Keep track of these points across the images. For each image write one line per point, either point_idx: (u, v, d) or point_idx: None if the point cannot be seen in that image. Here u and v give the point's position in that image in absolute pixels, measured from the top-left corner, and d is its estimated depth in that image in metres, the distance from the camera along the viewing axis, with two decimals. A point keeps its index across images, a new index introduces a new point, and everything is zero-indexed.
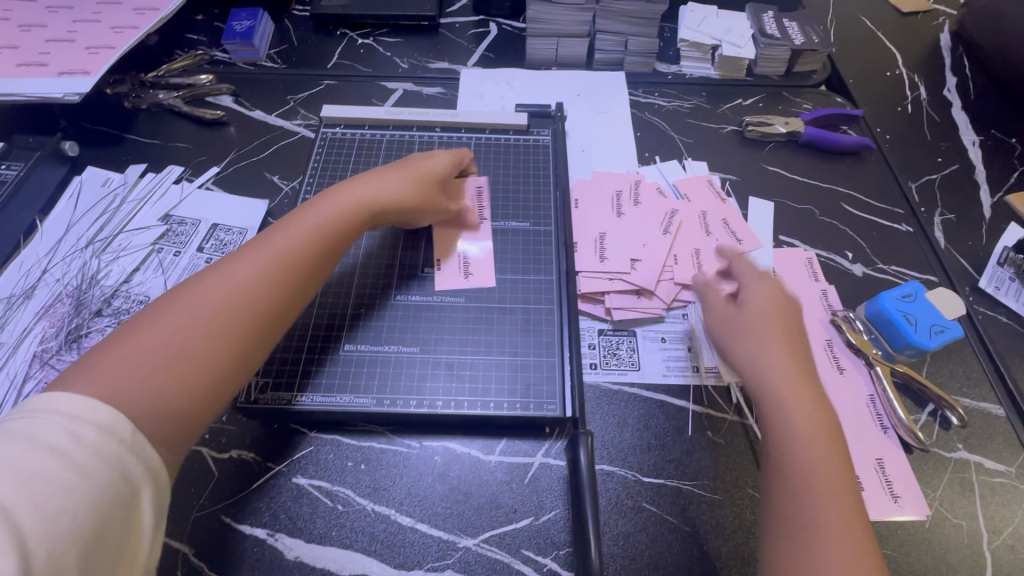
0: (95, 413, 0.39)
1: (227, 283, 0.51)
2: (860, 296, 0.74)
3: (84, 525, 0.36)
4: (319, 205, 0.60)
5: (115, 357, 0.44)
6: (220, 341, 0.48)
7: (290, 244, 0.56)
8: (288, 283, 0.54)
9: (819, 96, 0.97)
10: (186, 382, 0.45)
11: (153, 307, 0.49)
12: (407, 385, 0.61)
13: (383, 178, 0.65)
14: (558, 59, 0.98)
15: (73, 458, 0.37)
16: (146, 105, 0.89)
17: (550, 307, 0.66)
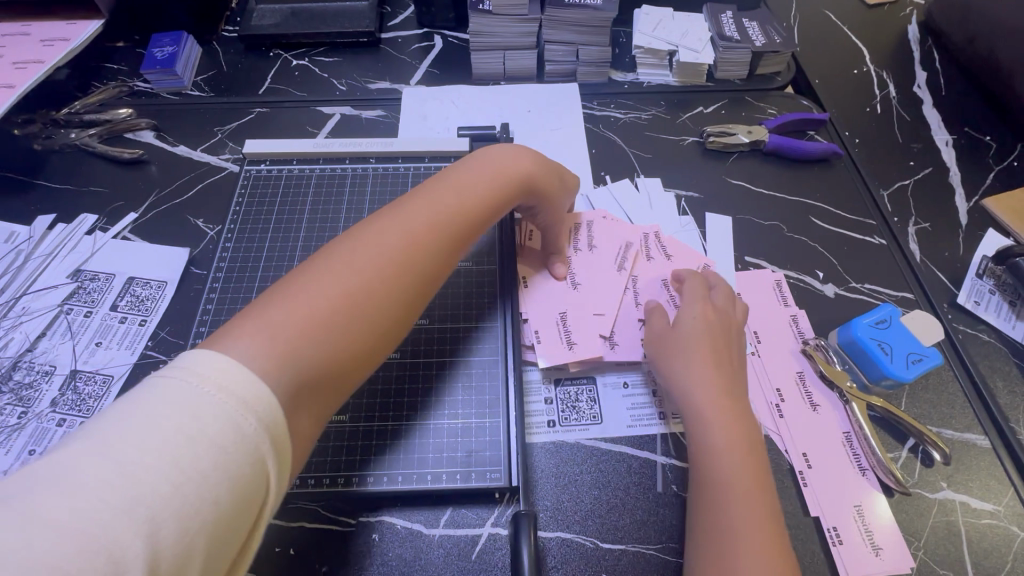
0: (260, 394, 0.36)
1: (402, 242, 0.49)
2: (832, 320, 0.69)
3: (212, 530, 0.32)
4: (486, 178, 0.59)
5: (289, 315, 0.41)
6: (375, 308, 0.46)
7: (447, 212, 0.54)
8: (445, 251, 0.52)
9: (784, 99, 0.91)
10: (345, 351, 0.43)
11: (315, 261, 0.46)
12: (337, 458, 0.55)
13: (514, 160, 0.62)
14: (507, 72, 0.92)
15: (225, 453, 0.33)
16: (59, 146, 0.81)
17: (495, 357, 0.61)
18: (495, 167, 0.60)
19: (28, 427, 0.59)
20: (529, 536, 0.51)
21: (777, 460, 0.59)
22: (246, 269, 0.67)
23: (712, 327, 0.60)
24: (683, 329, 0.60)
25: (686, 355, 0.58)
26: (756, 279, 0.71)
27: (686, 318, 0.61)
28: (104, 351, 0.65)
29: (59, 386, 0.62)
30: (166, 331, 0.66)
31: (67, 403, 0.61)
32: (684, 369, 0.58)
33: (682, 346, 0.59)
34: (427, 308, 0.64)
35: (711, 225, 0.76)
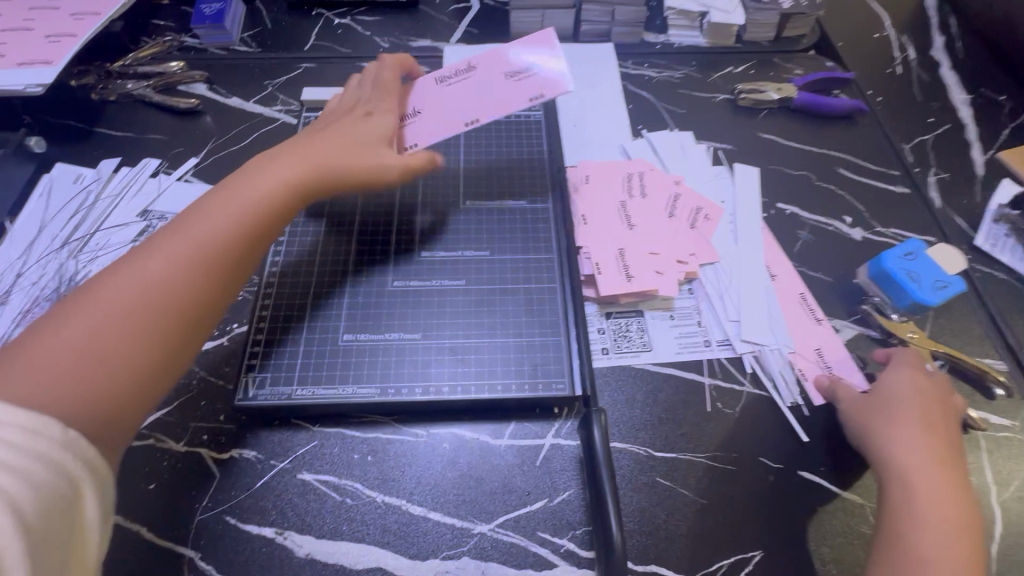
0: (17, 418, 0.38)
1: (139, 285, 0.48)
2: (860, 260, 0.74)
3: (17, 522, 0.36)
4: (251, 193, 0.55)
5: (47, 354, 0.44)
6: (144, 343, 0.47)
7: (155, 258, 0.50)
8: (202, 286, 0.51)
9: (809, 61, 0.95)
10: (99, 392, 0.45)
11: (74, 296, 0.48)
12: (411, 372, 0.59)
13: (238, 188, 0.56)
14: (544, 32, 0.96)
15: (0, 459, 0.36)
16: (116, 96, 0.84)
17: (553, 284, 0.64)
18: (245, 189, 0.55)
19: None
20: (602, 426, 0.55)
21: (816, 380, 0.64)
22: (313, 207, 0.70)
23: (931, 388, 0.59)
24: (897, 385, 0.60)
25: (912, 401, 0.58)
26: (792, 224, 0.76)
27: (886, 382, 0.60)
28: None
29: None
30: None
31: None
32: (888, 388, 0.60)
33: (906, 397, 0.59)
34: (486, 242, 0.67)
35: (743, 173, 0.80)
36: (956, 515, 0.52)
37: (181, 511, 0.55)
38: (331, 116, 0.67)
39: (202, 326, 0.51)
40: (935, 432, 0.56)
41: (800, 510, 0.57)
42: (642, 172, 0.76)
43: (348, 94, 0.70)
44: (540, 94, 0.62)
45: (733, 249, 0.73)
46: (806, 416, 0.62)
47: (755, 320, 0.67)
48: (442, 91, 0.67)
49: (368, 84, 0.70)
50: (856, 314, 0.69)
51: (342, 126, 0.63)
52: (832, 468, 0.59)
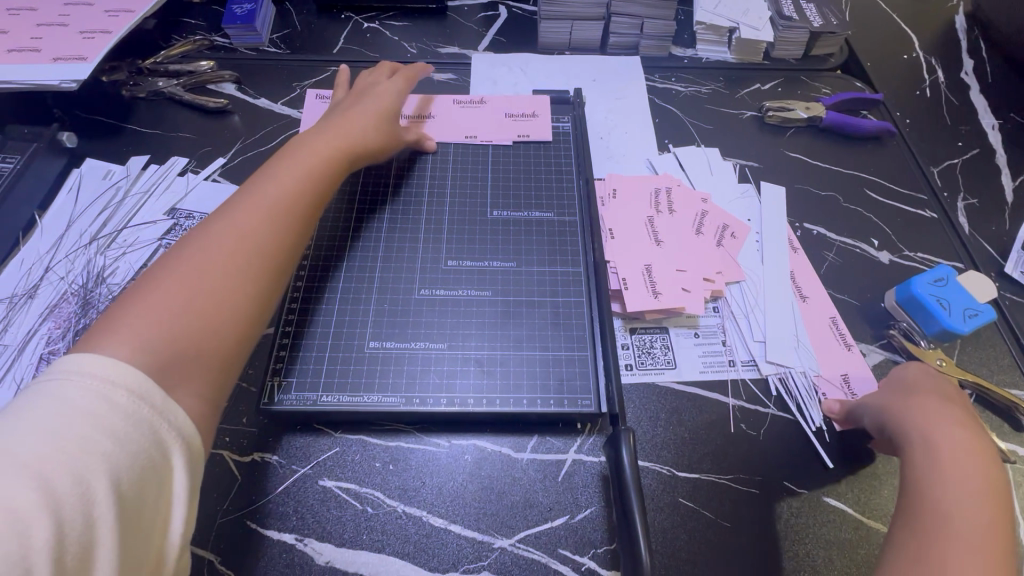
0: (125, 380, 0.40)
1: (230, 236, 0.52)
2: (888, 284, 0.73)
3: (112, 485, 0.36)
4: (307, 157, 0.61)
5: (145, 312, 0.45)
6: (241, 287, 0.50)
7: (240, 215, 0.53)
8: (285, 234, 0.54)
9: (837, 80, 0.95)
10: (204, 333, 0.46)
11: (151, 271, 0.49)
12: (436, 382, 0.58)
13: (304, 154, 0.61)
14: (572, 42, 0.95)
15: (103, 418, 0.37)
16: (146, 94, 0.84)
17: (580, 298, 0.64)
18: (300, 159, 0.60)
19: None
20: (631, 449, 0.54)
21: None
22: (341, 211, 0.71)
23: (948, 381, 0.58)
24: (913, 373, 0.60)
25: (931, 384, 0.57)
26: (819, 246, 0.76)
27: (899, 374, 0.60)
28: None
29: None
30: None
31: None
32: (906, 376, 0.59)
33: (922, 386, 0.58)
34: (512, 253, 0.67)
35: (770, 192, 0.80)
36: (990, 477, 0.48)
37: (201, 514, 0.55)
38: (341, 102, 0.72)
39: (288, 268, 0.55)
40: (956, 405, 0.54)
41: (824, 537, 0.56)
42: (669, 187, 0.76)
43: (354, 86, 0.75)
44: (525, 134, 0.77)
45: (759, 268, 0.72)
46: (832, 441, 0.61)
47: (781, 342, 0.67)
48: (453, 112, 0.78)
49: (382, 78, 0.75)
50: (883, 338, 0.69)
51: (366, 96, 0.71)
52: (857, 496, 0.58)
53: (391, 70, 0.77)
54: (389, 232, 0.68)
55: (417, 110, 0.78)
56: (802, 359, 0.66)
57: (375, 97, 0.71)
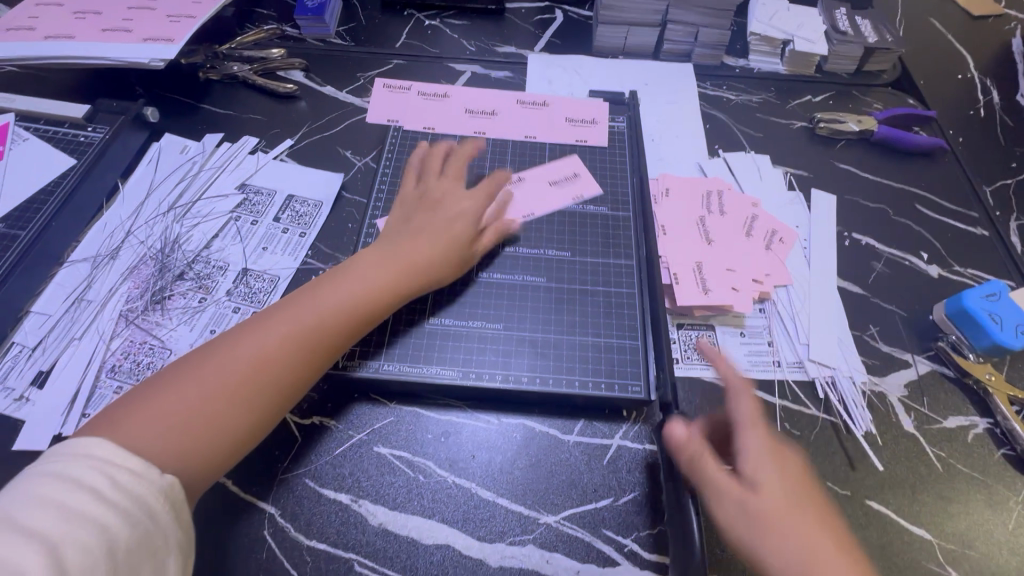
0: (129, 463, 0.43)
1: (256, 354, 0.52)
2: (936, 298, 0.73)
3: (109, 564, 0.39)
4: (360, 278, 0.59)
5: (152, 418, 0.47)
6: (241, 408, 0.51)
7: (275, 330, 0.54)
8: (305, 363, 0.54)
9: (890, 95, 0.95)
10: (193, 455, 0.48)
11: (179, 364, 0.52)
12: (491, 359, 0.61)
13: (356, 273, 0.59)
14: (626, 47, 0.98)
15: (109, 497, 0.41)
16: (221, 76, 0.89)
17: (632, 291, 0.66)
18: (358, 275, 0.59)
19: (209, 311, 0.67)
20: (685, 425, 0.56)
21: (886, 412, 0.64)
22: None
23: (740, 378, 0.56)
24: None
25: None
26: (867, 256, 0.76)
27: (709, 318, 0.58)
28: (270, 255, 0.72)
29: (233, 279, 0.70)
30: (324, 244, 0.73)
31: (241, 295, 0.69)
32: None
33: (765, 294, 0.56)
34: (567, 244, 0.69)
35: (819, 201, 0.81)
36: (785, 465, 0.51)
37: (263, 469, 0.58)
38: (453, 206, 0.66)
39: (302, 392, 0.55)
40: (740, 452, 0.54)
41: (867, 539, 0.57)
42: (722, 189, 0.77)
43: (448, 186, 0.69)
44: (584, 138, 0.78)
45: (804, 275, 0.74)
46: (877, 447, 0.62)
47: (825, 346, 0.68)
48: (517, 111, 0.80)
49: (478, 203, 0.67)
50: (930, 350, 0.69)
51: (438, 195, 0.67)
52: (901, 501, 0.59)
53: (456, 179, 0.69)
54: None
55: (478, 105, 0.80)
56: (847, 364, 0.67)
57: (448, 205, 0.66)
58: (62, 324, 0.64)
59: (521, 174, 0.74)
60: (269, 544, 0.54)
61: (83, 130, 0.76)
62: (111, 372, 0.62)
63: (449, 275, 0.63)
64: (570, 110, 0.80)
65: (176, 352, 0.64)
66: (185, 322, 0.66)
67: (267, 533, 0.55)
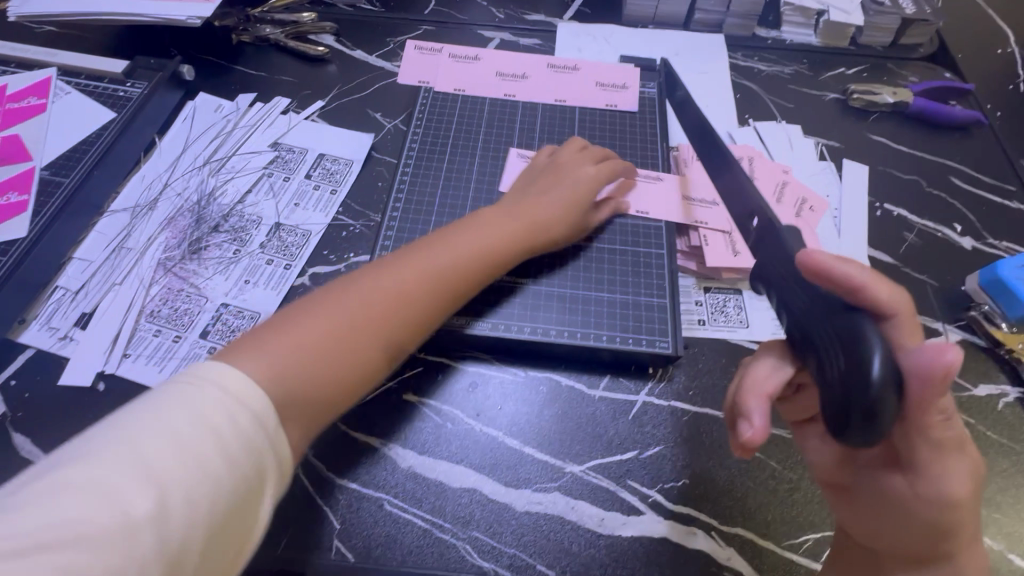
0: (249, 397, 0.41)
1: (380, 296, 0.52)
2: (968, 269, 0.73)
3: (212, 505, 0.37)
4: (477, 234, 0.59)
5: (279, 342, 0.47)
6: (374, 347, 0.51)
7: (407, 276, 0.54)
8: (434, 309, 0.55)
9: (926, 69, 0.93)
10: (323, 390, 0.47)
11: (298, 301, 0.51)
12: (519, 312, 0.61)
13: (473, 227, 0.60)
14: (656, 17, 0.97)
15: (220, 438, 0.38)
16: (254, 39, 0.90)
17: (660, 251, 0.66)
18: (479, 233, 0.60)
19: (244, 262, 0.69)
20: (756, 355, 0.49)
21: None
22: (433, 153, 0.74)
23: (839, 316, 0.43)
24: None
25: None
26: (898, 227, 0.76)
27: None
28: (302, 211, 0.73)
29: (266, 233, 0.71)
30: (355, 202, 0.75)
31: (275, 248, 0.70)
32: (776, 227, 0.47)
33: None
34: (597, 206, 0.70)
35: (850, 171, 0.80)
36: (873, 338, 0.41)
37: None
38: (541, 172, 0.68)
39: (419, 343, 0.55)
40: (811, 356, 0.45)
41: None
42: (751, 157, 0.77)
43: (557, 156, 0.70)
44: (614, 103, 0.78)
45: (834, 243, 0.73)
46: None
47: None
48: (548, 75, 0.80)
49: (586, 162, 0.69)
50: (961, 320, 0.68)
51: (548, 161, 0.69)
52: None
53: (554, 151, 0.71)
54: (479, 179, 0.73)
55: (509, 68, 0.80)
56: None
57: (575, 174, 0.67)
58: (103, 270, 0.66)
59: (661, 175, 0.72)
60: (303, 482, 0.56)
61: (123, 85, 0.77)
62: (151, 317, 0.64)
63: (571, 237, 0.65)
64: (601, 74, 0.80)
65: (212, 299, 0.66)
66: (221, 272, 0.68)
67: (300, 472, 0.56)
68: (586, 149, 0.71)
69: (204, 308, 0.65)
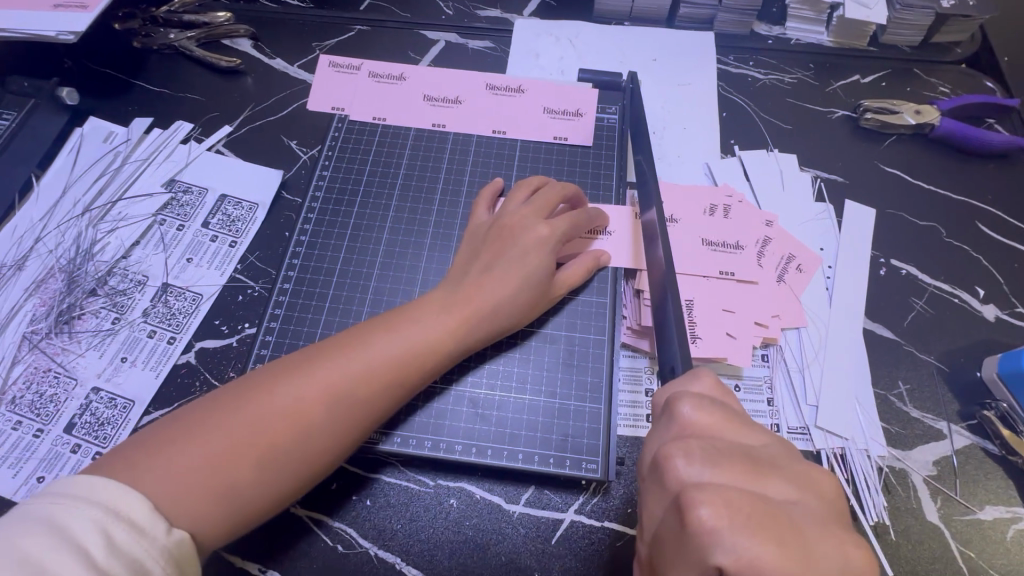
0: (131, 514, 0.37)
1: (293, 405, 0.44)
2: (988, 348, 0.59)
3: None
4: (422, 324, 0.49)
5: (166, 455, 0.40)
6: (279, 464, 0.43)
7: (316, 380, 0.45)
8: (358, 417, 0.46)
9: (961, 78, 0.77)
10: (211, 523, 0.40)
11: (202, 403, 0.44)
12: (422, 419, 0.52)
13: (417, 314, 0.50)
14: (634, 12, 0.81)
15: (99, 555, 0.34)
16: (157, 46, 0.77)
17: (601, 336, 0.55)
18: (413, 323, 0.49)
19: (121, 335, 0.59)
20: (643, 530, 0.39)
21: (908, 497, 0.52)
22: (342, 200, 0.63)
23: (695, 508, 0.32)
24: (755, 443, 0.37)
25: (820, 538, 0.32)
26: (906, 291, 0.62)
27: (650, 450, 0.39)
28: (195, 268, 0.63)
29: (151, 297, 0.61)
30: (256, 256, 0.64)
31: (159, 317, 0.60)
32: (710, 533, 0.31)
33: (767, 457, 0.36)
34: None
35: (853, 216, 0.66)
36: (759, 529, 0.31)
37: None
38: (494, 231, 0.55)
39: (339, 458, 0.46)
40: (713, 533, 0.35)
41: None
42: (731, 203, 0.64)
43: (504, 213, 0.56)
44: (564, 135, 0.65)
45: (825, 312, 0.60)
46: (894, 542, 0.50)
47: (837, 409, 0.55)
48: (484, 97, 0.68)
49: (539, 219, 0.55)
50: (973, 418, 0.56)
51: (512, 217, 0.55)
52: None
53: (529, 195, 0.57)
54: (392, 232, 0.61)
55: (439, 91, 0.68)
56: (863, 434, 0.55)
57: (526, 243, 0.53)
58: None
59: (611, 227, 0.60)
60: None
61: None
62: (11, 405, 0.56)
63: (525, 320, 0.53)
64: (551, 100, 0.67)
65: (82, 382, 0.57)
66: (94, 347, 0.59)
67: None
68: (537, 193, 0.58)
69: (71, 394, 0.57)
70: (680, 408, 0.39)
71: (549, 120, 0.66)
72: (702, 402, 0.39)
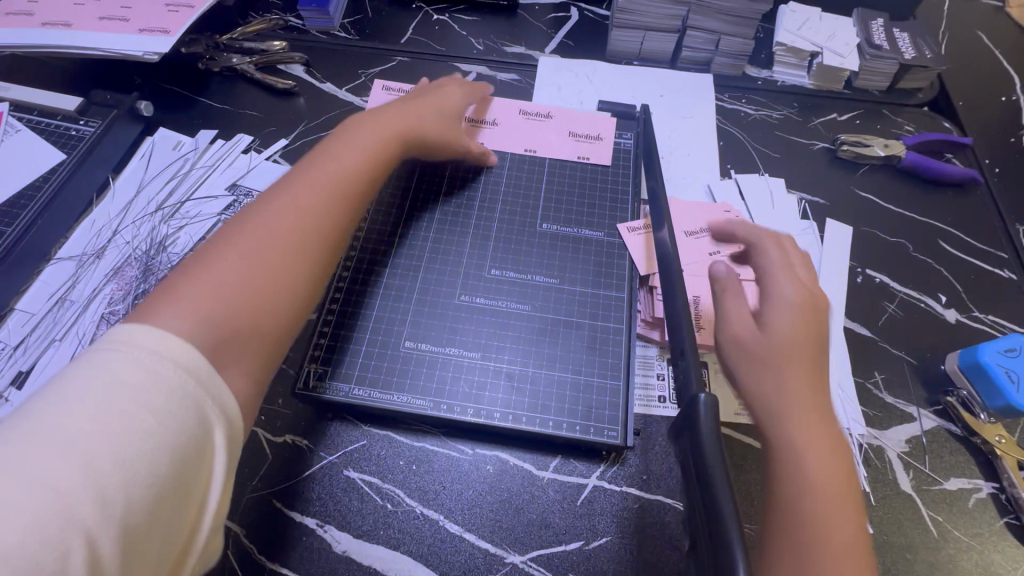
0: (176, 355, 0.41)
1: (290, 222, 0.53)
2: (950, 345, 0.69)
3: (154, 475, 0.36)
4: (343, 159, 0.59)
5: (193, 288, 0.46)
6: (296, 263, 0.52)
7: (310, 185, 0.56)
8: (343, 220, 0.56)
9: (923, 118, 0.89)
10: (259, 314, 0.49)
11: (197, 254, 0.50)
12: (465, 392, 0.60)
13: (340, 153, 0.60)
14: (642, 53, 0.92)
15: (149, 396, 0.38)
16: (220, 68, 0.87)
17: (619, 326, 0.64)
18: (342, 156, 0.60)
19: None
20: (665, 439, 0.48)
21: (884, 469, 0.60)
22: (391, 205, 0.71)
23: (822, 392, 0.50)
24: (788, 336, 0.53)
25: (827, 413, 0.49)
26: (880, 296, 0.72)
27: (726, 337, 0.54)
28: None
29: None
30: None
31: None
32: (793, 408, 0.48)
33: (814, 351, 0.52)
34: (555, 269, 0.67)
35: (833, 232, 0.76)
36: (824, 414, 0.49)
37: None
38: (387, 109, 0.67)
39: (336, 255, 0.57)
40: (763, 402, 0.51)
41: None
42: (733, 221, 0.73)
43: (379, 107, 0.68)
44: (585, 155, 0.75)
45: None
46: (872, 506, 0.58)
47: None
48: (517, 120, 0.78)
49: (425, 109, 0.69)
50: (938, 404, 0.65)
51: (390, 108, 0.68)
52: (890, 566, 0.55)
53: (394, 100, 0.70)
54: (437, 234, 0.69)
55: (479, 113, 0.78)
56: (846, 416, 0.63)
57: (411, 116, 0.67)
58: (44, 324, 0.64)
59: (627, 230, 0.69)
60: (234, 568, 0.54)
61: (75, 123, 0.75)
62: None
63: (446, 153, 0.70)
64: (574, 125, 0.77)
65: None
66: None
67: (230, 555, 0.54)
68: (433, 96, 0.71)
69: None
70: (771, 312, 0.54)
71: (573, 142, 0.76)
72: (796, 309, 0.54)
